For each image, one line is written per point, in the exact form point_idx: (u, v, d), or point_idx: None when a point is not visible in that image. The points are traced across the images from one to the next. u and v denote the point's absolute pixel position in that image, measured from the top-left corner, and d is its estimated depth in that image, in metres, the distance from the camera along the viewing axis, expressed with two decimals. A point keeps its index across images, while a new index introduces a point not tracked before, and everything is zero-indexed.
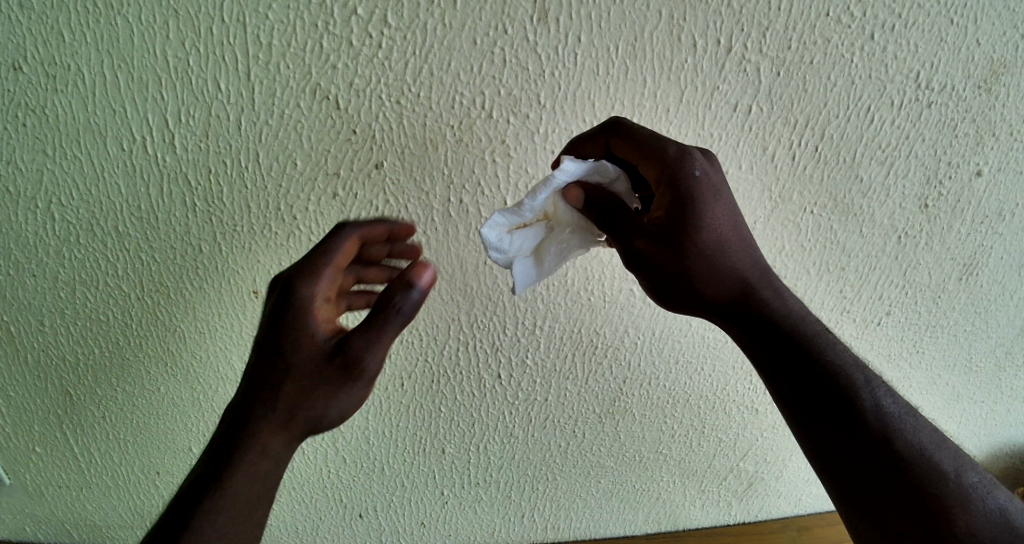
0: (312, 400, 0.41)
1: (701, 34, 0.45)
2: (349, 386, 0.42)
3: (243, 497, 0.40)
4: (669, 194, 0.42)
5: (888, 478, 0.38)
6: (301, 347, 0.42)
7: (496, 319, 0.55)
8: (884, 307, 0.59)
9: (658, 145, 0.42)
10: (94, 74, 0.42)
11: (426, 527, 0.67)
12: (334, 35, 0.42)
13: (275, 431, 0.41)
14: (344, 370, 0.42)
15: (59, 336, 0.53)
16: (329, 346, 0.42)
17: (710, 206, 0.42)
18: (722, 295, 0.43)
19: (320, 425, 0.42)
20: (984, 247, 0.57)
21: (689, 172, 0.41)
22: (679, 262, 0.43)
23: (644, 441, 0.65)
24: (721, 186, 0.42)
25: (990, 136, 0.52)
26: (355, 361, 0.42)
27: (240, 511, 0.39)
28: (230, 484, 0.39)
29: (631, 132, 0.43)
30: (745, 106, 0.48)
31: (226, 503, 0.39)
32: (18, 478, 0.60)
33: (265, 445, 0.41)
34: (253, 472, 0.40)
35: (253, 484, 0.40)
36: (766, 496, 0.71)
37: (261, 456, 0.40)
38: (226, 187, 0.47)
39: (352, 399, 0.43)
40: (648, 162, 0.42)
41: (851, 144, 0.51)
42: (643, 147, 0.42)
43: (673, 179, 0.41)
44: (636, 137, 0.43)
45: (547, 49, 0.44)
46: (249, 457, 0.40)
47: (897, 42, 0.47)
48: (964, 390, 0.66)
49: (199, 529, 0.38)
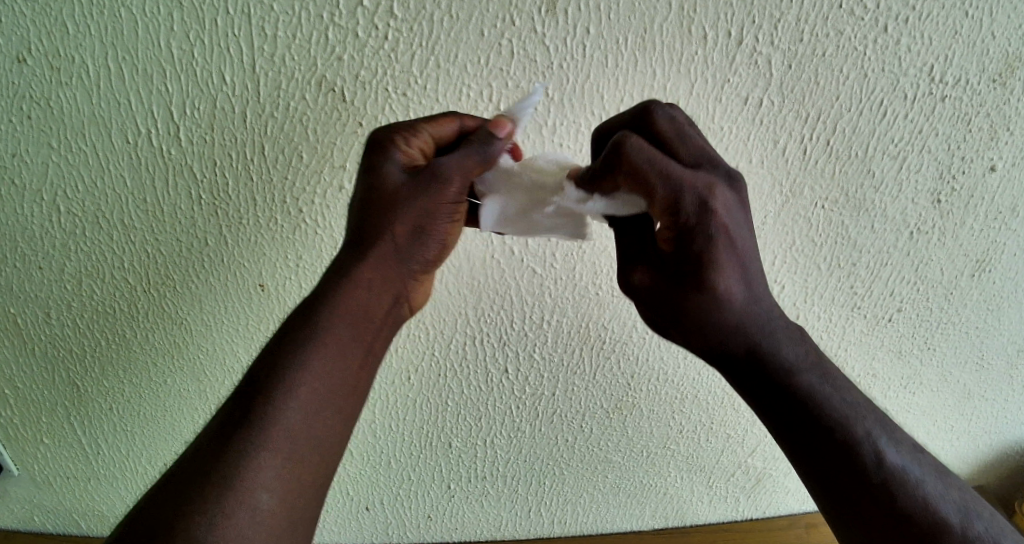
0: (405, 225, 0.41)
1: (712, 26, 0.44)
2: (441, 216, 0.43)
3: (345, 325, 0.39)
4: (681, 242, 0.38)
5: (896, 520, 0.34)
6: (388, 174, 0.41)
7: (503, 313, 0.55)
8: (895, 303, 0.58)
9: (674, 190, 0.37)
10: (98, 66, 0.42)
11: (432, 520, 0.67)
12: (339, 26, 0.42)
13: (373, 261, 0.41)
14: (432, 187, 0.41)
15: (64, 329, 0.53)
16: (421, 179, 0.41)
17: (728, 260, 0.37)
18: (711, 322, 0.38)
19: (412, 258, 0.43)
20: (997, 243, 0.56)
21: (694, 210, 0.37)
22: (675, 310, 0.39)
23: (651, 436, 0.64)
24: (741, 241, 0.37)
25: (1005, 131, 0.51)
26: (442, 178, 0.42)
27: (342, 340, 0.39)
28: (330, 316, 0.39)
29: (631, 167, 0.37)
30: (755, 99, 0.47)
31: (327, 331, 0.39)
32: (27, 469, 0.61)
33: (364, 269, 0.41)
34: (353, 304, 0.40)
35: (353, 309, 0.40)
36: (775, 492, 0.70)
37: (361, 285, 0.41)
38: (232, 180, 0.47)
39: (446, 223, 0.43)
40: (660, 208, 0.37)
41: (864, 138, 0.50)
42: (654, 191, 0.37)
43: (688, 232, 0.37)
44: (633, 175, 0.37)
45: (556, 41, 0.44)
46: (349, 290, 0.40)
47: (910, 35, 0.46)
48: (974, 386, 0.65)
49: (301, 355, 0.37)
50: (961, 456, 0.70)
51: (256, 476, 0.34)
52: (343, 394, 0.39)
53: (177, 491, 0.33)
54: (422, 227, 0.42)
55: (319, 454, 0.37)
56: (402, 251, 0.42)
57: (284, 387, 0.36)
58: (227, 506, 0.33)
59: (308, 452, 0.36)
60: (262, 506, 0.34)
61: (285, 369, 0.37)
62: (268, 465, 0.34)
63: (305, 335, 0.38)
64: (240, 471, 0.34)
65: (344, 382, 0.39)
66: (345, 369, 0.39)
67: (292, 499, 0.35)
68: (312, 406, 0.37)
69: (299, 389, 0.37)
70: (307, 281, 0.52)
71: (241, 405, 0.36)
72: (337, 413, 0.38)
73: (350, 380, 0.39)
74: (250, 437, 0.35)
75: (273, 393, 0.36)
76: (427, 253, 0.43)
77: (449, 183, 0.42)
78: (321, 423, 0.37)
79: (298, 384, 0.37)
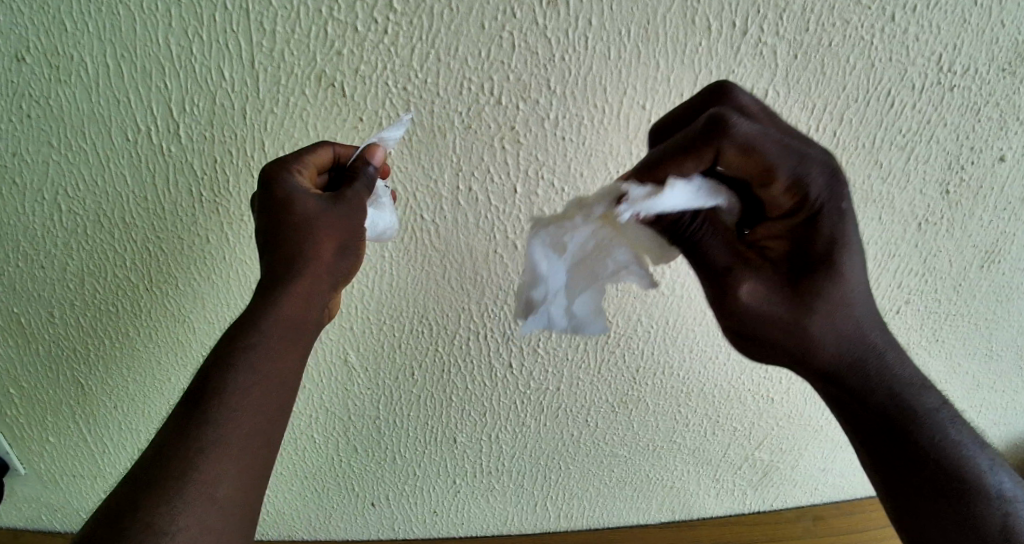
0: (329, 245, 0.42)
1: (716, 17, 0.43)
2: (357, 230, 0.43)
3: (278, 334, 0.40)
4: (803, 232, 0.38)
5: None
6: (303, 201, 0.40)
7: (507, 308, 0.54)
8: (903, 295, 0.58)
9: (804, 170, 0.35)
10: (97, 64, 0.41)
11: (438, 515, 0.67)
12: (338, 20, 0.41)
13: (301, 277, 0.41)
14: (348, 210, 0.42)
15: (68, 327, 0.53)
16: (324, 201, 0.41)
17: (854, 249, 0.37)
18: (819, 328, 0.39)
19: (334, 273, 0.43)
20: (1007, 234, 0.55)
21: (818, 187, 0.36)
22: (794, 318, 0.39)
23: (657, 430, 0.64)
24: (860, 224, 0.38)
25: (1015, 120, 0.50)
26: (356, 201, 0.42)
27: (277, 346, 0.40)
28: (263, 328, 0.40)
29: (751, 143, 0.35)
30: (760, 90, 0.46)
31: (264, 340, 0.39)
32: (33, 468, 0.61)
33: (298, 283, 0.41)
34: (286, 314, 0.41)
35: (292, 320, 0.41)
36: (782, 485, 0.70)
37: (296, 297, 0.41)
38: (232, 177, 0.46)
39: (362, 237, 0.43)
40: (788, 186, 0.36)
41: (871, 129, 0.49)
42: (787, 169, 0.35)
43: (816, 217, 0.37)
44: (755, 150, 0.35)
45: (557, 33, 0.43)
46: (280, 304, 0.40)
47: (918, 24, 0.45)
48: (982, 378, 0.65)
49: (237, 365, 0.38)
50: None
51: (209, 470, 0.36)
52: (285, 401, 0.40)
53: (135, 490, 0.34)
54: (342, 241, 0.42)
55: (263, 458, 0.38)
56: (327, 265, 0.42)
57: (226, 394, 0.38)
58: (184, 502, 0.34)
59: (257, 444, 0.38)
60: (218, 496, 0.36)
61: (222, 379, 0.38)
62: (221, 459, 0.36)
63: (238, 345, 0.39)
64: (196, 468, 0.35)
65: (283, 383, 0.40)
66: (286, 378, 0.40)
67: (245, 497, 0.37)
68: (256, 407, 0.38)
69: (243, 392, 0.38)
70: None
71: (192, 411, 0.37)
72: (276, 413, 0.39)
73: (288, 378, 0.41)
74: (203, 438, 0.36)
75: (223, 397, 0.37)
76: (349, 265, 0.44)
77: (362, 203, 0.43)
78: (267, 416, 0.39)
79: (245, 390, 0.38)
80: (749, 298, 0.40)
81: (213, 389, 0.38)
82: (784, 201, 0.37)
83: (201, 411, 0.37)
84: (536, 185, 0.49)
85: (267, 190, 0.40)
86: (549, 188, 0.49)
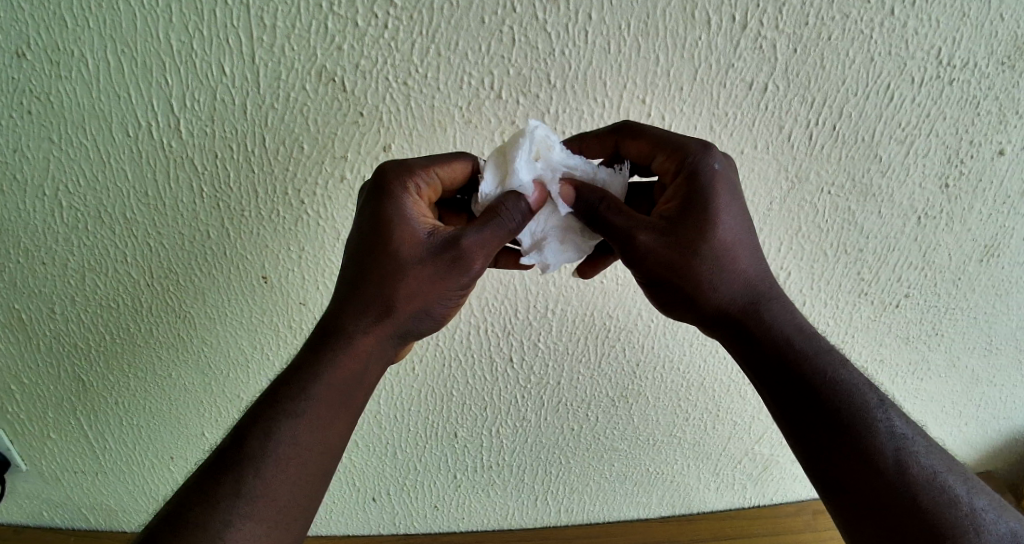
0: (412, 302, 0.42)
1: (715, 11, 0.43)
2: (445, 282, 0.42)
3: (331, 402, 0.40)
4: (686, 190, 0.42)
5: (899, 498, 0.38)
6: (406, 234, 0.42)
7: (507, 302, 0.55)
8: (902, 289, 0.58)
9: (677, 141, 0.43)
10: (97, 59, 0.41)
11: (439, 510, 0.68)
12: (339, 15, 0.41)
13: (370, 335, 0.42)
14: (445, 269, 0.42)
15: (69, 323, 0.53)
16: (432, 242, 0.42)
17: (725, 201, 0.42)
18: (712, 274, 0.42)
19: (410, 328, 0.44)
20: (1006, 228, 0.55)
21: (703, 159, 0.42)
22: (688, 257, 0.42)
23: (657, 424, 0.64)
24: (735, 185, 0.43)
25: (1014, 114, 0.50)
26: (463, 260, 0.42)
27: (327, 416, 0.40)
28: (315, 391, 0.40)
29: (644, 132, 0.44)
30: (760, 84, 0.47)
31: (310, 406, 0.40)
32: (34, 464, 0.61)
33: (365, 334, 0.42)
34: (344, 379, 0.41)
35: (353, 375, 0.41)
36: (782, 480, 0.70)
37: (358, 351, 0.42)
38: (233, 172, 0.46)
39: (449, 292, 0.43)
40: (666, 154, 0.43)
41: (870, 123, 0.49)
42: (663, 141, 0.43)
43: (693, 173, 0.42)
44: (646, 134, 0.43)
45: (557, 27, 0.43)
46: (342, 367, 0.41)
47: (917, 17, 0.45)
48: (981, 372, 0.65)
49: (276, 432, 0.39)
50: (968, 440, 0.70)
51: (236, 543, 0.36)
52: (331, 461, 0.41)
53: None
54: (424, 300, 0.43)
55: (298, 518, 0.39)
56: (404, 317, 0.43)
57: (261, 464, 0.38)
58: None
59: (289, 516, 0.38)
60: None
61: (258, 446, 0.38)
62: (250, 531, 0.36)
63: (278, 413, 0.39)
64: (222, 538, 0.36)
65: (325, 451, 0.40)
66: (333, 440, 0.40)
67: None
68: (294, 472, 0.39)
69: (277, 462, 0.38)
70: (310, 273, 0.52)
71: (224, 469, 0.38)
72: (317, 479, 0.40)
73: (333, 447, 0.40)
74: (236, 502, 0.37)
75: (259, 458, 0.38)
76: (424, 327, 0.44)
77: (470, 265, 0.42)
78: (302, 485, 0.39)
79: (284, 451, 0.39)
80: (644, 243, 0.42)
81: (250, 451, 0.38)
82: (669, 170, 0.44)
83: (233, 474, 0.38)
84: None
85: (372, 213, 0.42)
86: None
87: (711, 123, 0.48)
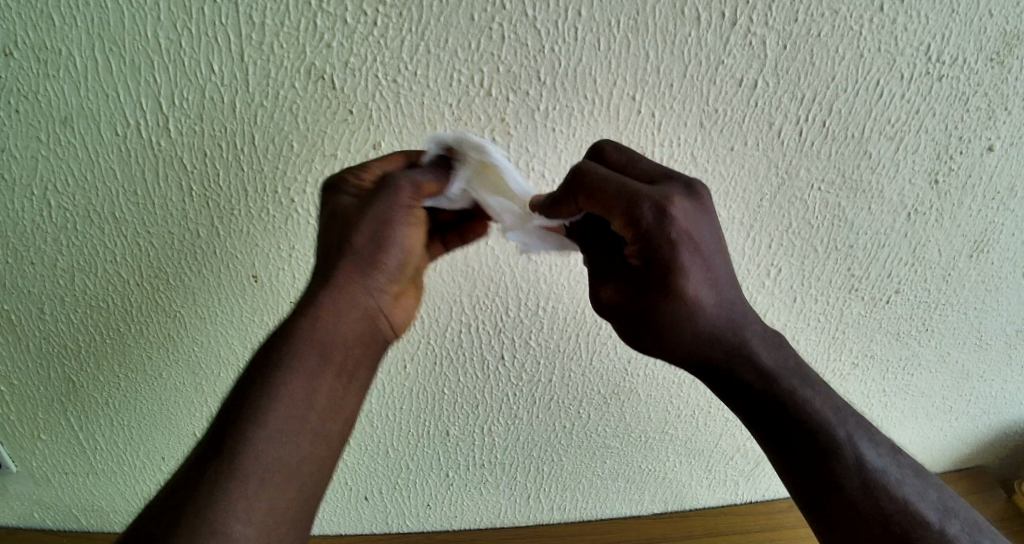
0: (375, 243, 0.42)
1: (705, 8, 0.43)
2: (399, 216, 0.43)
3: (312, 374, 0.38)
4: (645, 248, 0.40)
5: (875, 523, 0.37)
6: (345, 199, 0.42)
7: (498, 300, 0.55)
8: (893, 284, 0.58)
9: (631, 195, 0.39)
10: (85, 58, 0.41)
11: (431, 508, 0.68)
12: (328, 12, 0.41)
13: (336, 301, 0.40)
14: (394, 206, 0.42)
15: (58, 323, 0.53)
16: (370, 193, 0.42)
17: (689, 257, 0.40)
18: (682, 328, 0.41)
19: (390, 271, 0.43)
20: (995, 224, 0.56)
21: (661, 224, 0.39)
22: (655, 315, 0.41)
23: (650, 421, 0.64)
24: (699, 237, 0.39)
25: (1002, 110, 0.50)
26: (399, 196, 0.43)
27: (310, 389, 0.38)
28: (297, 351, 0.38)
29: (595, 190, 0.40)
30: (750, 81, 0.47)
31: (296, 363, 0.38)
32: (25, 465, 0.61)
33: (337, 288, 0.41)
34: (327, 331, 0.39)
35: (333, 332, 0.40)
36: (774, 475, 0.70)
37: (336, 304, 0.40)
38: (222, 170, 0.46)
39: (407, 224, 0.43)
40: (619, 217, 0.39)
41: (860, 119, 0.49)
42: (615, 203, 0.39)
43: (650, 238, 0.39)
44: (597, 194, 0.40)
45: (547, 24, 0.43)
46: (314, 340, 0.39)
47: (906, 14, 0.45)
48: (972, 367, 0.65)
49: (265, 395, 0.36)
50: (959, 435, 0.70)
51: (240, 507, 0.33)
52: (330, 418, 0.38)
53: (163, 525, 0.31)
54: (388, 238, 0.42)
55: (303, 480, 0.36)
56: (372, 259, 0.42)
57: (253, 434, 0.35)
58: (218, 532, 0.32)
59: (293, 477, 0.35)
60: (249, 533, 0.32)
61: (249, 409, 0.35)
62: (251, 507, 0.33)
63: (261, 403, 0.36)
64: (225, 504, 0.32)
65: (320, 409, 0.38)
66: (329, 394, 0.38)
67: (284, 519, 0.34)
68: (292, 431, 0.36)
69: (272, 424, 0.35)
70: (301, 272, 0.51)
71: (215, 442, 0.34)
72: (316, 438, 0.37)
73: (328, 402, 0.38)
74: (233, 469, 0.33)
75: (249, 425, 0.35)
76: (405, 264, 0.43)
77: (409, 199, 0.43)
78: (301, 452, 0.36)
79: (277, 413, 0.36)
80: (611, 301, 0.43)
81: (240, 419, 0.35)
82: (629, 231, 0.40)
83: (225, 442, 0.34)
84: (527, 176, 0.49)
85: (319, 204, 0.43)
86: (540, 178, 0.49)
87: (701, 120, 0.48)
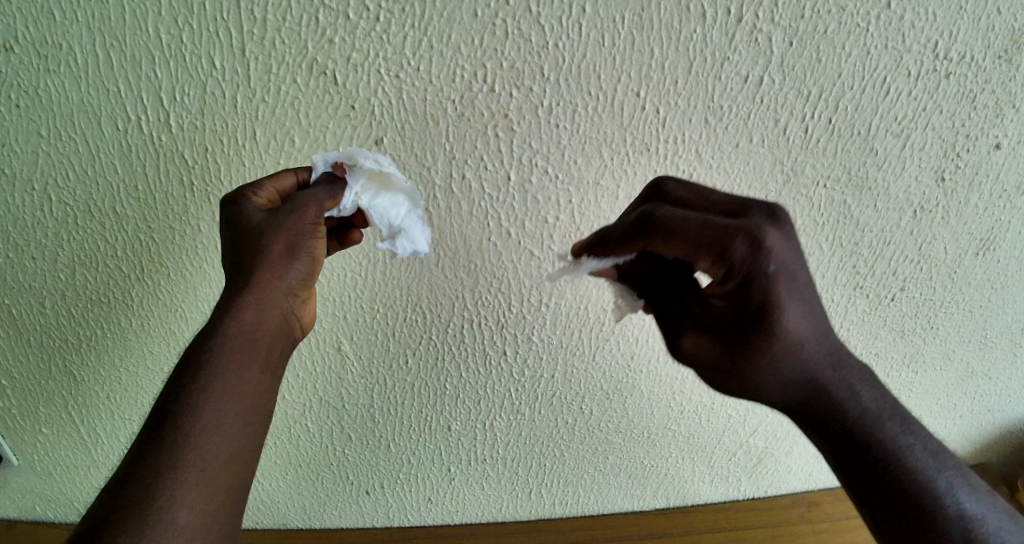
0: (285, 251, 0.42)
1: (711, 3, 0.43)
2: (309, 226, 0.43)
3: (232, 374, 0.39)
4: (735, 289, 0.39)
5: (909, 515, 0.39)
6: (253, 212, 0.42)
7: (500, 296, 0.54)
8: (898, 282, 0.58)
9: (721, 236, 0.37)
10: (86, 53, 0.41)
11: (433, 502, 0.68)
12: (329, 7, 0.41)
13: (247, 308, 0.41)
14: (302, 220, 0.42)
15: (60, 317, 0.53)
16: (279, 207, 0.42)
17: (786, 294, 0.39)
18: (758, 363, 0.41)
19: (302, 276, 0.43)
20: (1002, 222, 0.55)
21: (759, 268, 0.37)
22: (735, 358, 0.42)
23: (652, 417, 0.64)
24: (796, 272, 0.38)
25: (1011, 108, 0.49)
26: (308, 210, 0.43)
27: (232, 393, 0.39)
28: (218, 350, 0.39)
29: (676, 235, 0.39)
30: (755, 77, 0.46)
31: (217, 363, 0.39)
32: (29, 458, 0.61)
33: (251, 294, 0.41)
34: (242, 333, 0.40)
35: (248, 331, 0.41)
36: (775, 471, 0.70)
37: (250, 309, 0.41)
38: (223, 165, 0.46)
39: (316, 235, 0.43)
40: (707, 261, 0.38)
41: (866, 116, 0.49)
42: (701, 251, 0.38)
43: (744, 282, 0.38)
44: (679, 239, 0.39)
45: (551, 20, 0.43)
46: (227, 349, 0.39)
47: (915, 11, 0.45)
48: (976, 365, 0.65)
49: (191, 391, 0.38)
50: (963, 433, 0.70)
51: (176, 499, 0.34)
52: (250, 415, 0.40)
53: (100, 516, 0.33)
54: (296, 246, 0.43)
55: (233, 472, 0.38)
56: (282, 266, 0.42)
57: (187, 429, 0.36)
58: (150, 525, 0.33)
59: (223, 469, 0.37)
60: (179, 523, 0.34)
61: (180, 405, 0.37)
62: (186, 499, 0.35)
63: (184, 413, 0.37)
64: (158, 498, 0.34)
65: (243, 408, 0.39)
66: (248, 392, 0.40)
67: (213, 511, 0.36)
68: (220, 429, 0.38)
69: (201, 420, 0.37)
70: None
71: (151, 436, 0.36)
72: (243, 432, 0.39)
73: (249, 400, 0.40)
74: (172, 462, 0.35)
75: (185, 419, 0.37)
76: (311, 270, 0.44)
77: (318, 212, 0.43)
78: (229, 444, 0.38)
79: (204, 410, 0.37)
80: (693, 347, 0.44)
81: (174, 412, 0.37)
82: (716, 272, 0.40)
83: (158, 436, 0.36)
84: (529, 172, 0.49)
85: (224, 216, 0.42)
86: (543, 175, 0.49)
87: (705, 117, 0.47)
